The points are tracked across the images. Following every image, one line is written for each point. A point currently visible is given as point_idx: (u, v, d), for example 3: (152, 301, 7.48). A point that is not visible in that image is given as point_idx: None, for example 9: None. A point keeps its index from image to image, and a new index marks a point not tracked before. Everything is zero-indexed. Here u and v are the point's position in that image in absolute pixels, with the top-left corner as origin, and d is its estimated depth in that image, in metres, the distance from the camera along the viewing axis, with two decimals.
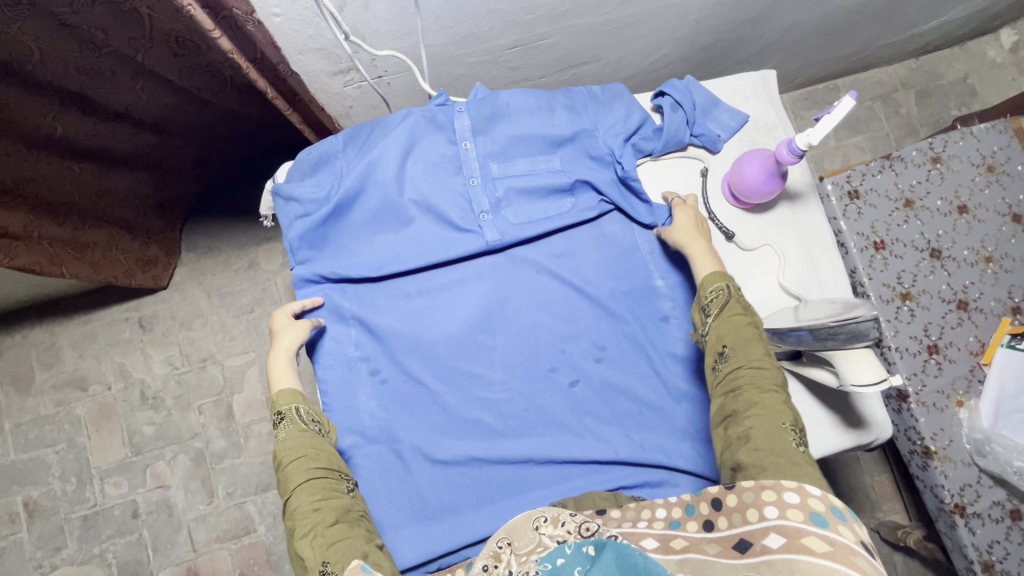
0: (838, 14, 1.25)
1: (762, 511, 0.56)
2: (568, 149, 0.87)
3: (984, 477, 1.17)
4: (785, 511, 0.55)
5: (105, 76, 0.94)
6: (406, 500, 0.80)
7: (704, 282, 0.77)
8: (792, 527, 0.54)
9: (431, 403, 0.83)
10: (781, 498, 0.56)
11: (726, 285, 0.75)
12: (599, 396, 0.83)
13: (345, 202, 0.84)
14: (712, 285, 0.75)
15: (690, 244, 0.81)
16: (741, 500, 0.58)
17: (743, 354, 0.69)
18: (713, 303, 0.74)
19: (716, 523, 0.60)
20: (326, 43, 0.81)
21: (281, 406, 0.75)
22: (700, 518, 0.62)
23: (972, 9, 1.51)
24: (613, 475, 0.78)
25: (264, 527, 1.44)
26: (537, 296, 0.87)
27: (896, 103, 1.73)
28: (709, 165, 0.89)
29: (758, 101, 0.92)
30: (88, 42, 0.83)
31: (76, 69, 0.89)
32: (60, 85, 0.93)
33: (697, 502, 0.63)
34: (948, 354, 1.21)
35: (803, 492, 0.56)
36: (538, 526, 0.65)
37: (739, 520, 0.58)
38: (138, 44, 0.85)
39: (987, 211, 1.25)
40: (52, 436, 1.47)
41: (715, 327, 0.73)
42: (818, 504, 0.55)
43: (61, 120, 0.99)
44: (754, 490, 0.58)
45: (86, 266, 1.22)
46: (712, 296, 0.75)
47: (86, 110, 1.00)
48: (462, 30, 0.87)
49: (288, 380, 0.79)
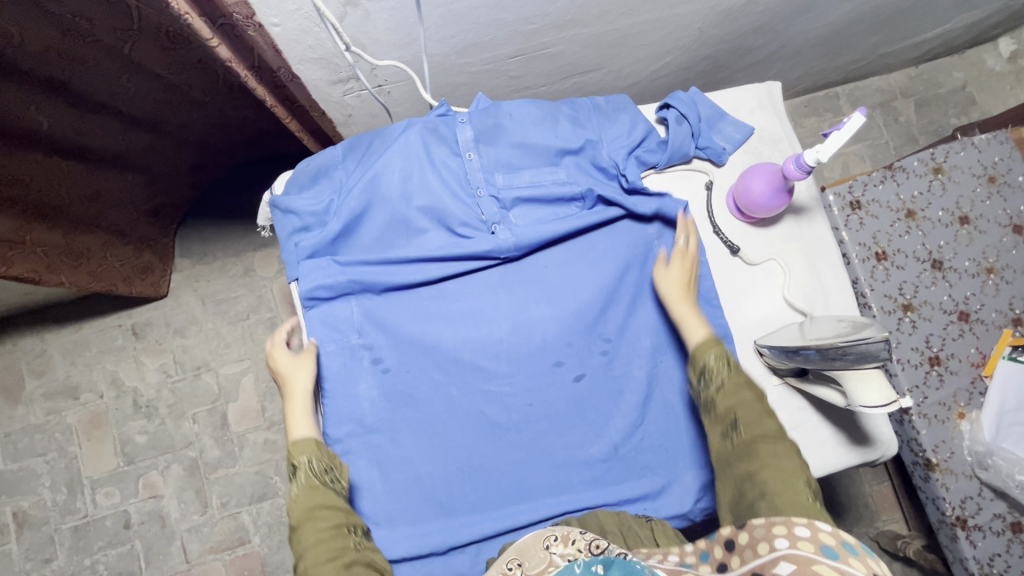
0: (841, 24, 1.24)
1: (772, 543, 0.55)
2: (572, 160, 0.85)
3: (985, 490, 1.17)
4: (796, 542, 0.54)
5: (90, 69, 0.89)
6: (403, 488, 0.78)
7: (698, 349, 0.73)
8: (802, 556, 0.53)
9: (434, 395, 0.80)
10: (792, 531, 0.55)
11: (722, 351, 0.71)
12: (602, 390, 0.82)
13: (349, 217, 0.80)
14: (708, 352, 0.72)
15: (676, 304, 0.78)
16: (750, 535, 0.57)
17: (751, 423, 0.65)
18: (712, 372, 0.71)
19: (730, 563, 0.58)
20: (325, 52, 0.80)
21: (295, 457, 0.70)
22: (715, 562, 0.60)
23: (972, 19, 1.51)
24: (611, 473, 0.79)
25: (259, 538, 1.42)
26: (544, 287, 0.84)
27: (895, 112, 1.73)
28: (714, 178, 0.88)
29: (763, 113, 0.91)
30: (72, 33, 0.81)
31: (60, 58, 0.84)
32: (44, 74, 0.86)
33: (711, 547, 0.61)
34: (950, 366, 1.21)
35: (813, 527, 0.54)
36: (549, 546, 0.67)
37: (751, 556, 0.56)
38: (125, 36, 0.84)
39: (988, 222, 1.26)
40: (43, 446, 1.45)
41: (718, 397, 0.69)
42: (828, 536, 0.53)
43: (45, 112, 0.92)
44: (765, 525, 0.57)
45: (83, 275, 1.20)
46: (710, 365, 0.71)
47: (73, 101, 0.94)
48: (463, 40, 0.86)
49: (303, 427, 0.73)
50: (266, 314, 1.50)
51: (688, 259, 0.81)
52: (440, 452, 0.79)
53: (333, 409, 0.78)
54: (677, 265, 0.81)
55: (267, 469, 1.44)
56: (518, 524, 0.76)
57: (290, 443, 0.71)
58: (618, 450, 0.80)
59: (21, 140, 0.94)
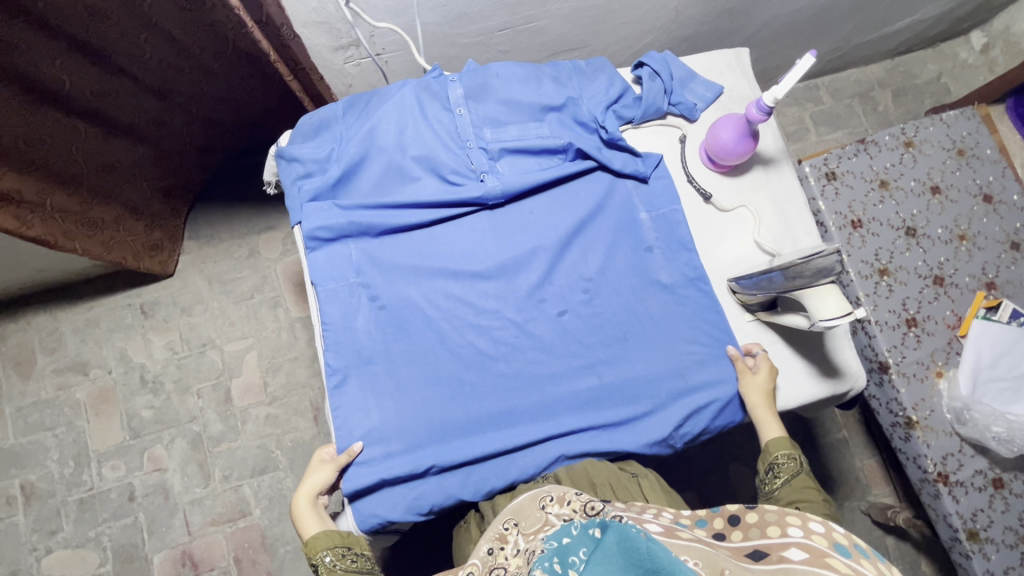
0: (812, 9, 1.32)
1: (784, 529, 0.62)
2: (555, 115, 0.92)
3: (966, 446, 1.17)
4: (810, 534, 0.60)
5: (111, 27, 0.96)
6: (399, 416, 0.82)
7: (770, 444, 0.80)
8: (816, 547, 0.58)
9: (427, 329, 0.86)
10: (807, 525, 0.61)
11: (796, 454, 0.79)
12: (585, 325, 0.87)
13: (348, 163, 0.87)
14: (781, 451, 0.79)
15: (758, 408, 0.81)
16: (761, 517, 0.64)
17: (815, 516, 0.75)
18: (783, 467, 0.79)
19: (728, 535, 0.66)
20: (327, 16, 0.89)
21: (314, 555, 0.75)
22: (712, 530, 0.68)
23: (942, 10, 1.59)
24: (597, 403, 0.83)
25: (260, 510, 1.45)
26: (530, 232, 0.90)
27: (874, 101, 1.80)
28: (686, 133, 0.95)
29: (732, 75, 0.98)
30: None
31: (86, 13, 0.92)
32: (69, 31, 0.93)
33: (711, 517, 0.69)
34: (926, 327, 1.21)
35: (827, 527, 0.61)
36: (544, 506, 0.72)
37: (755, 534, 0.64)
38: None
39: (959, 192, 1.28)
40: (52, 419, 1.49)
41: (787, 491, 0.78)
42: (841, 536, 0.59)
43: (67, 71, 1.00)
44: (778, 513, 0.64)
45: (96, 244, 1.28)
46: (782, 461, 0.79)
47: (94, 60, 1.01)
48: (455, 9, 0.94)
49: (315, 521, 0.78)
50: (269, 294, 1.56)
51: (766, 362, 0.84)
52: (432, 382, 0.84)
53: (334, 345, 0.84)
54: (765, 372, 0.83)
55: (268, 443, 1.48)
56: (507, 446, 0.81)
57: (305, 544, 0.76)
58: (601, 380, 0.85)
59: (42, 99, 1.01)
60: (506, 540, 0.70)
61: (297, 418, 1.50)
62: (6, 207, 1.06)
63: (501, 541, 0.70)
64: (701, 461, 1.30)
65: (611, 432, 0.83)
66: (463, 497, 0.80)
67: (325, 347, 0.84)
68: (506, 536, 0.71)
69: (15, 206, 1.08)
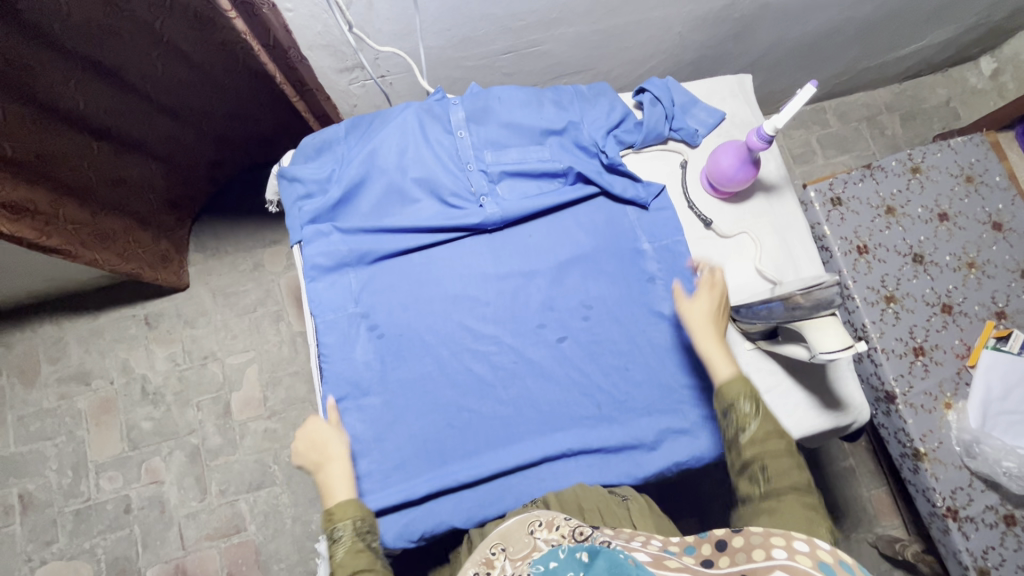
0: (817, 35, 1.33)
1: (769, 551, 0.56)
2: (556, 139, 0.92)
3: (976, 480, 1.13)
4: (793, 555, 0.55)
5: (124, 45, 0.98)
6: (395, 442, 0.82)
7: (726, 388, 0.74)
8: (801, 569, 0.54)
9: (424, 353, 0.85)
10: (791, 545, 0.56)
11: (750, 394, 0.73)
12: (584, 352, 0.86)
13: (349, 185, 0.88)
14: (735, 393, 0.73)
15: (701, 334, 0.79)
16: (747, 541, 0.59)
17: (780, 470, 0.68)
18: (739, 415, 0.72)
19: (716, 562, 0.60)
20: (333, 39, 0.90)
21: (337, 521, 0.72)
22: (699, 557, 0.62)
23: (950, 36, 1.58)
24: (596, 433, 0.82)
25: (255, 526, 1.43)
26: (529, 258, 0.90)
27: (881, 125, 1.79)
28: (688, 158, 0.95)
29: (735, 101, 0.98)
30: (111, 7, 0.89)
31: (100, 32, 0.93)
32: (84, 52, 0.95)
33: (699, 543, 0.63)
34: (934, 356, 1.19)
35: (811, 544, 0.56)
36: (533, 531, 0.70)
37: (742, 559, 0.58)
38: (157, 12, 0.93)
39: (967, 219, 1.26)
40: (52, 429, 1.49)
41: (747, 441, 0.71)
42: (826, 554, 0.54)
43: (82, 90, 1.02)
44: (763, 535, 0.58)
45: (114, 256, 1.30)
46: (737, 408, 0.73)
47: (107, 80, 1.03)
48: (458, 33, 0.96)
49: (345, 488, 0.75)
50: (272, 307, 1.57)
51: (713, 287, 0.82)
52: (429, 408, 0.83)
53: (332, 373, 0.84)
54: (703, 298, 0.81)
55: (266, 458, 1.47)
56: (501, 469, 0.80)
57: (333, 505, 0.73)
58: (601, 410, 0.84)
59: (58, 117, 1.03)
60: (493, 565, 0.68)
61: (296, 433, 1.49)
62: (25, 219, 1.07)
63: (488, 566, 0.69)
64: (701, 487, 1.27)
65: (607, 456, 0.82)
66: (455, 524, 0.79)
67: (323, 380, 0.84)
68: (493, 562, 0.69)
69: (31, 219, 1.09)
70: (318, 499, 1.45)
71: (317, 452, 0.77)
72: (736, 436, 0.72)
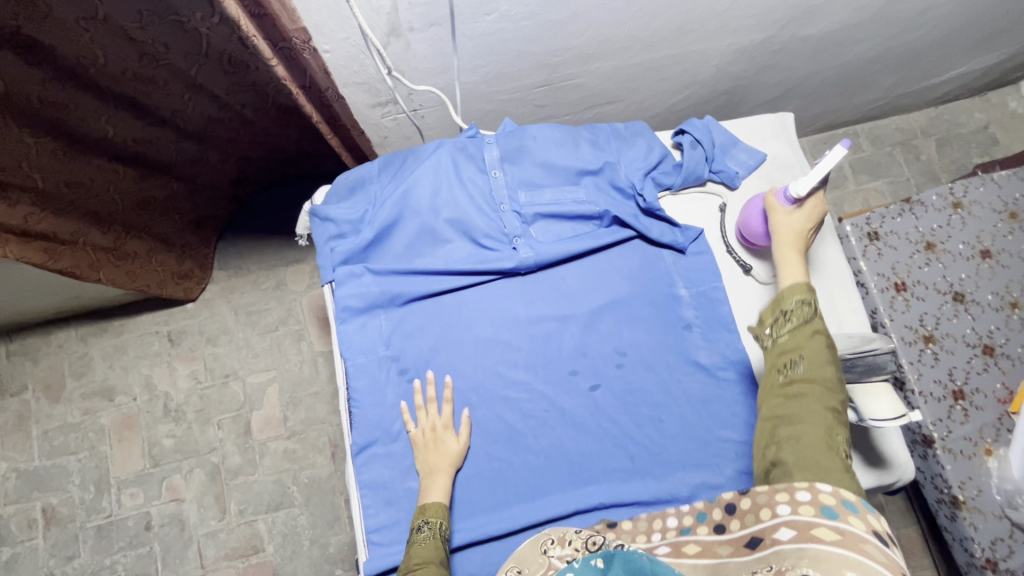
0: (855, 65, 1.29)
1: (774, 509, 0.60)
2: (592, 180, 0.91)
3: (1018, 532, 1.08)
4: (797, 506, 0.58)
5: (157, 89, 0.99)
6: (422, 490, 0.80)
7: (788, 289, 0.75)
8: (803, 520, 0.57)
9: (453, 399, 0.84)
10: (794, 497, 0.59)
11: (809, 299, 0.73)
12: (618, 401, 0.84)
13: (382, 225, 0.87)
14: (794, 296, 0.73)
15: (786, 248, 0.78)
16: (754, 501, 0.62)
17: (814, 365, 0.69)
18: (794, 312, 0.73)
19: (728, 526, 0.64)
20: (368, 77, 0.89)
21: (428, 516, 0.75)
22: (713, 523, 0.66)
23: (991, 61, 1.53)
24: (629, 488, 0.79)
25: (273, 547, 1.43)
26: (560, 302, 0.88)
27: (916, 150, 1.74)
28: (727, 201, 0.93)
29: (775, 141, 0.96)
30: (148, 56, 0.90)
31: (133, 78, 0.94)
32: (117, 91, 0.96)
33: (710, 509, 0.67)
34: (975, 401, 1.13)
35: (813, 489, 0.59)
36: (546, 550, 0.69)
37: (751, 520, 0.61)
38: (193, 60, 0.93)
39: (1011, 257, 1.20)
40: (76, 444, 1.50)
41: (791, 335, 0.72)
42: (827, 497, 0.57)
43: (112, 123, 1.02)
44: (767, 492, 0.62)
45: (122, 274, 1.28)
46: (793, 306, 0.73)
47: (138, 115, 1.04)
48: (493, 69, 0.94)
49: (441, 489, 0.77)
50: (293, 327, 1.56)
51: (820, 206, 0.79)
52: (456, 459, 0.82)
53: (360, 418, 0.83)
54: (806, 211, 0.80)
55: (285, 478, 1.47)
56: (531, 523, 0.78)
57: (426, 501, 0.76)
58: (635, 463, 0.81)
59: (88, 147, 1.04)
60: None
61: (314, 454, 1.48)
62: (38, 242, 1.07)
63: None
64: None
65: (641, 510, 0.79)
66: None
67: (352, 425, 0.83)
68: None
69: (38, 245, 1.07)
70: (336, 522, 1.44)
71: (432, 457, 0.79)
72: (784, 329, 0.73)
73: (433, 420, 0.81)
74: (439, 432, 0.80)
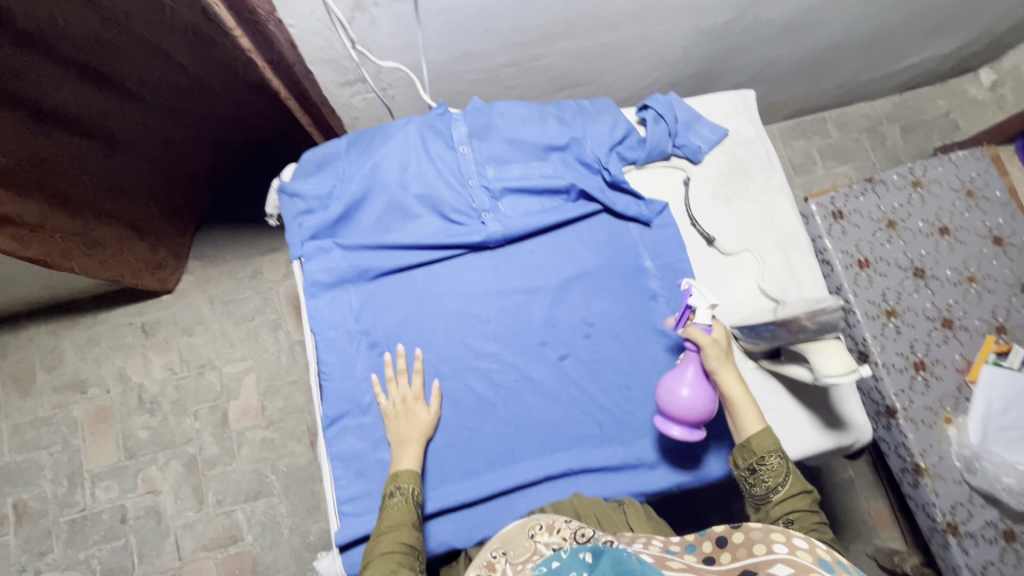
0: (818, 49, 1.33)
1: (770, 546, 0.60)
2: (558, 155, 0.92)
3: (976, 496, 1.12)
4: (793, 550, 0.58)
5: (119, 55, 0.99)
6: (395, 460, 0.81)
7: (756, 443, 0.74)
8: (800, 562, 0.56)
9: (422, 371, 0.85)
10: (791, 541, 0.59)
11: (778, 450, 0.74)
12: (586, 370, 0.86)
13: (349, 201, 0.88)
14: (765, 451, 0.74)
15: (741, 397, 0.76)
16: (747, 536, 0.63)
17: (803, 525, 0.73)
18: (769, 470, 0.74)
19: (717, 558, 0.65)
20: (334, 54, 0.90)
21: (401, 482, 0.75)
22: (702, 555, 0.67)
23: (950, 48, 1.58)
24: (597, 454, 0.81)
25: (252, 536, 1.42)
26: (529, 275, 0.90)
27: (881, 136, 1.78)
28: (691, 175, 0.95)
29: (738, 117, 0.99)
30: (110, 21, 0.91)
31: (95, 44, 0.94)
32: (79, 59, 0.95)
33: (700, 541, 0.69)
34: (935, 371, 1.16)
35: (811, 543, 0.58)
36: (532, 534, 0.72)
37: (743, 554, 0.62)
38: (155, 28, 0.94)
39: (968, 233, 1.24)
40: (48, 438, 1.48)
41: (777, 501, 0.74)
42: (824, 551, 0.57)
43: (75, 94, 1.01)
44: (761, 530, 0.62)
45: (93, 262, 1.27)
46: (768, 464, 0.74)
47: (100, 85, 1.03)
48: (461, 48, 0.95)
49: (411, 458, 0.78)
50: (270, 316, 1.56)
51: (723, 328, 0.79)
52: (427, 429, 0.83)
53: (332, 391, 0.83)
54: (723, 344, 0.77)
55: (263, 468, 1.46)
56: (502, 488, 0.79)
57: (398, 471, 0.77)
58: (604, 429, 0.83)
59: (53, 121, 1.02)
60: (495, 568, 0.69)
61: (293, 442, 1.48)
62: (6, 229, 1.05)
63: (489, 570, 0.69)
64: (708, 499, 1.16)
65: (608, 475, 0.81)
66: (456, 544, 0.78)
67: (323, 398, 0.83)
68: (494, 565, 0.70)
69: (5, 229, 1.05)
70: (316, 509, 1.44)
71: (403, 427, 0.80)
72: (766, 493, 0.74)
73: (403, 391, 0.81)
74: (409, 403, 0.81)
